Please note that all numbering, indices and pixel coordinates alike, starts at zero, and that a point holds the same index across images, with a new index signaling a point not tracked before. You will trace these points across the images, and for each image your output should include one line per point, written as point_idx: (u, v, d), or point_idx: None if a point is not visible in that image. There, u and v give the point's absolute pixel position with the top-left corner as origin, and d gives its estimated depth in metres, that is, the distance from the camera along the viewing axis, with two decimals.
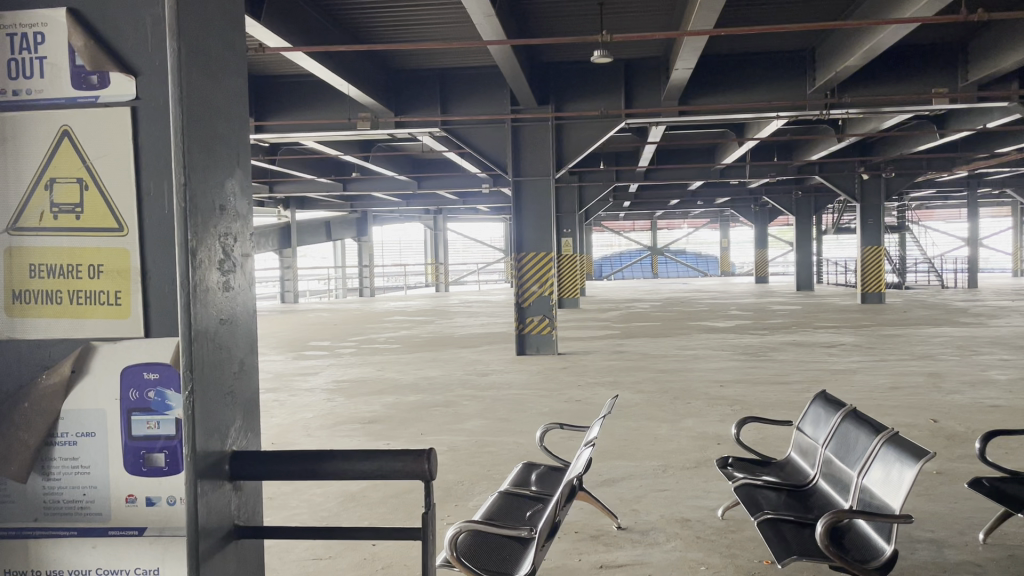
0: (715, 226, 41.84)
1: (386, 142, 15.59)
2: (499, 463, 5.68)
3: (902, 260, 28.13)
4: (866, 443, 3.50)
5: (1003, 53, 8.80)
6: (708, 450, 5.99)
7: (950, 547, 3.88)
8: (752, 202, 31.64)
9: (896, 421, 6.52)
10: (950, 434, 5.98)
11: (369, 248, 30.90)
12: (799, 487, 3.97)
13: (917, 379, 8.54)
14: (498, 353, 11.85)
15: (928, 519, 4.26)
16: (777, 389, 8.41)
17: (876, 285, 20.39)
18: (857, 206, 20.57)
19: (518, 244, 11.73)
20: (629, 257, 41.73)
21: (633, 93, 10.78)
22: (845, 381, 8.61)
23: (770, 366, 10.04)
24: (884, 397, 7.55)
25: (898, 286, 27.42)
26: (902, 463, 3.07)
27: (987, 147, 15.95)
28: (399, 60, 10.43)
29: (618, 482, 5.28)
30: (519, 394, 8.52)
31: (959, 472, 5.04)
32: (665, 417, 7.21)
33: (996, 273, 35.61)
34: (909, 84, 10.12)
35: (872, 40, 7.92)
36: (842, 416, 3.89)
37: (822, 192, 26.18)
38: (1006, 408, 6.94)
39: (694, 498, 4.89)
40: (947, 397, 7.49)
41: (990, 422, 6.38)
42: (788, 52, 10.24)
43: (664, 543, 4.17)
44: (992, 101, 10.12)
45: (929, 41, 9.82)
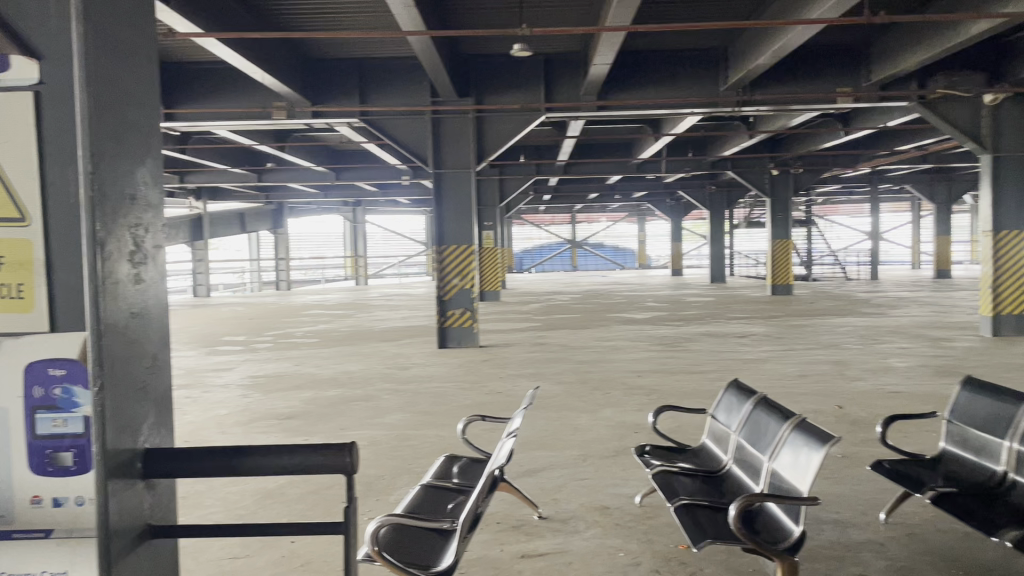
0: (632, 219, 42.55)
1: (302, 132, 15.30)
2: (420, 457, 5.67)
3: (809, 253, 29.23)
4: (775, 429, 3.65)
5: (902, 56, 9.22)
6: (626, 439, 6.13)
7: (855, 527, 4.06)
8: (668, 195, 32.29)
9: (805, 407, 6.80)
10: (855, 419, 6.27)
11: (285, 242, 30.21)
12: (712, 473, 4.11)
13: (824, 367, 8.90)
14: (418, 347, 11.81)
15: (832, 502, 4.45)
16: (691, 379, 8.63)
17: (785, 277, 21.16)
18: (767, 200, 21.24)
19: (439, 237, 11.70)
20: (549, 251, 42.14)
21: (554, 87, 10.86)
22: (756, 370, 8.90)
23: (685, 356, 10.29)
24: (793, 385, 7.86)
25: (805, 278, 28.47)
26: (809, 448, 3.21)
27: (888, 146, 16.69)
28: (318, 49, 10.26)
29: (537, 472, 5.33)
30: (441, 387, 8.51)
31: (862, 455, 5.29)
32: (584, 408, 7.31)
33: (896, 266, 37.42)
34: (813, 83, 10.48)
35: (780, 40, 8.22)
36: (753, 404, 4.05)
37: (734, 187, 26.92)
38: (906, 393, 7.30)
39: (613, 486, 4.99)
40: (853, 383, 7.85)
41: (891, 408, 6.71)
42: (700, 50, 10.51)
43: (583, 531, 4.25)
44: (893, 101, 10.54)
45: (835, 43, 10.19)
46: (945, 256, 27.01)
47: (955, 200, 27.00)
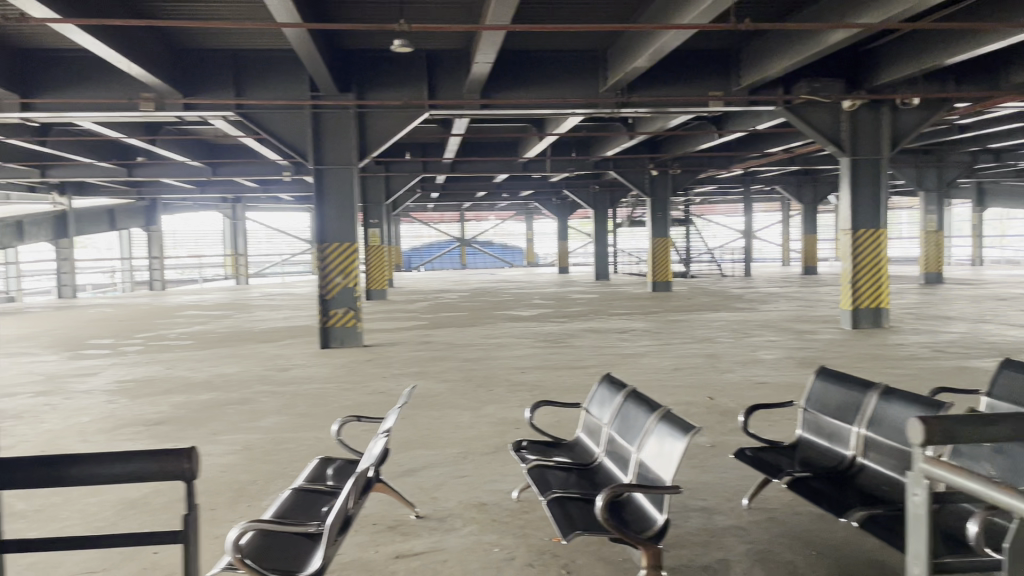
0: (520, 218, 42.87)
1: (174, 126, 14.63)
2: (296, 461, 5.53)
3: (687, 250, 30.29)
4: (643, 421, 3.75)
5: (769, 62, 9.64)
6: (506, 435, 6.17)
7: (719, 513, 4.23)
8: (554, 193, 32.71)
9: (678, 399, 7.03)
10: (724, 410, 6.53)
11: (159, 241, 28.81)
12: (586, 466, 4.18)
13: (697, 360, 9.25)
14: (299, 347, 11.52)
15: (700, 489, 4.62)
16: (572, 374, 8.78)
17: (665, 274, 21.85)
18: (648, 200, 21.86)
19: (320, 233, 11.45)
20: (438, 249, 41.97)
21: (437, 85, 10.81)
22: (634, 365, 9.13)
23: (567, 352, 10.46)
24: (667, 378, 8.12)
25: (684, 275, 29.50)
26: (672, 437, 3.32)
27: (758, 148, 17.47)
28: (189, 39, 9.82)
29: (416, 472, 5.28)
30: (320, 388, 8.33)
31: (728, 443, 5.51)
32: (466, 405, 7.30)
33: (768, 263, 39.33)
34: (688, 86, 10.81)
35: (656, 43, 8.44)
36: (623, 396, 4.15)
37: (617, 187, 27.56)
38: (771, 384, 7.66)
39: (491, 483, 5.01)
40: (724, 375, 8.19)
41: (757, 398, 7.03)
42: (580, 52, 10.70)
43: (459, 528, 4.25)
44: (761, 105, 11.02)
45: (708, 48, 10.57)
46: (811, 254, 28.55)
47: (820, 200, 28.55)
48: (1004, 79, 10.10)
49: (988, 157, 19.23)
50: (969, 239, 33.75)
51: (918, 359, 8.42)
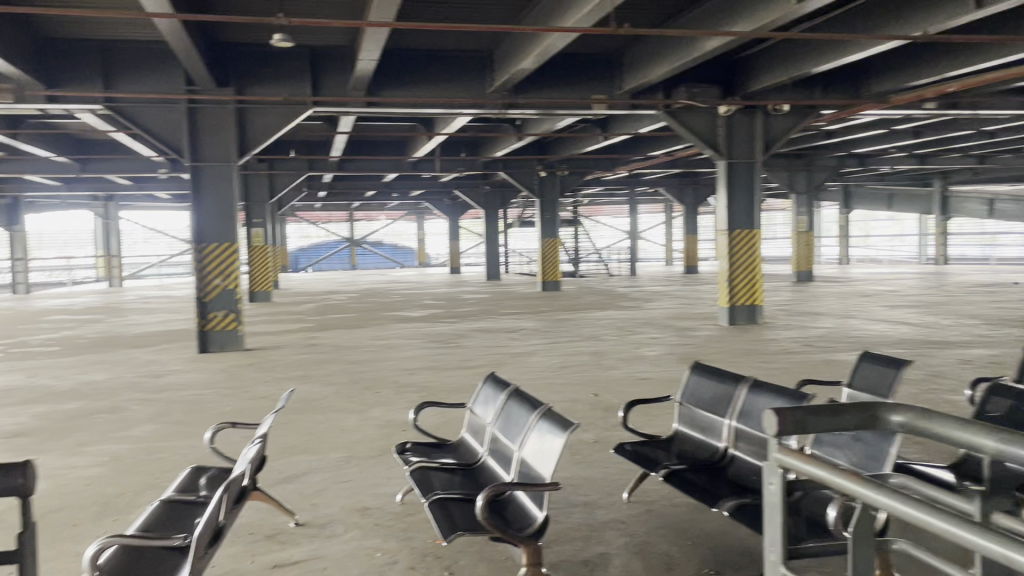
0: (411, 218, 42.52)
1: (37, 119, 13.72)
2: (170, 471, 5.28)
3: (576, 250, 30.81)
4: (524, 419, 3.77)
5: (649, 68, 9.91)
6: (391, 438, 6.09)
7: (600, 508, 4.31)
8: (445, 193, 32.61)
9: (564, 397, 7.13)
10: (607, 406, 6.67)
11: (23, 242, 26.99)
12: (469, 466, 4.17)
13: (583, 358, 9.41)
14: (176, 352, 11.05)
15: (582, 485, 4.68)
16: (459, 374, 8.77)
17: (554, 274, 22.16)
18: (537, 200, 22.10)
19: (198, 233, 11.00)
20: (326, 249, 41.16)
21: (321, 81, 10.54)
22: (521, 363, 9.21)
23: (456, 352, 10.44)
24: (553, 376, 8.22)
25: (573, 275, 30.01)
26: (552, 434, 3.34)
27: (642, 150, 17.95)
28: (52, 27, 9.24)
29: (296, 478, 5.14)
30: (198, 394, 8.00)
31: (610, 439, 5.62)
32: (351, 408, 7.18)
33: (653, 262, 40.50)
34: (572, 89, 10.98)
35: (542, 45, 8.51)
36: (507, 395, 4.15)
37: (507, 187, 27.74)
38: (653, 380, 7.88)
39: (375, 487, 4.93)
40: (608, 372, 8.36)
41: (639, 394, 7.22)
42: (466, 52, 10.71)
43: (341, 534, 4.16)
44: (642, 109, 11.33)
45: (592, 52, 10.78)
46: (693, 254, 29.59)
47: (701, 203, 29.60)
48: (865, 88, 10.75)
49: (853, 162, 20.44)
50: (836, 239, 35.80)
51: (789, 353, 8.85)
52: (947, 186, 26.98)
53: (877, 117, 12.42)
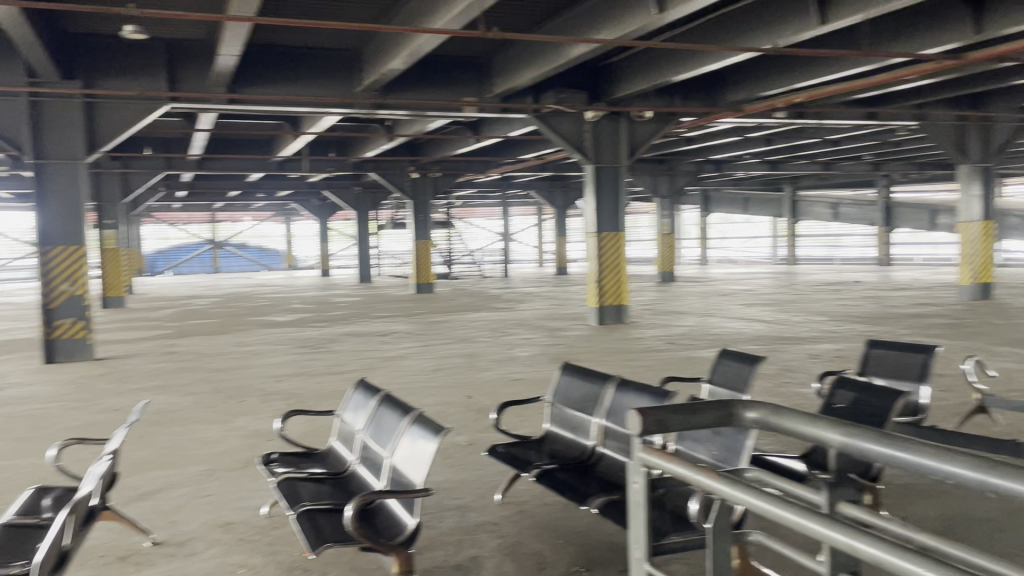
0: (279, 219, 41.22)
1: None
2: (8, 492, 4.87)
3: (448, 251, 30.77)
4: (395, 424, 3.70)
5: (518, 72, 10.00)
6: (257, 448, 5.87)
7: (473, 510, 4.30)
8: (314, 194, 31.81)
9: (437, 400, 7.09)
10: (479, 408, 6.68)
11: None
12: (338, 475, 4.06)
13: (456, 360, 9.40)
14: (16, 364, 10.24)
15: (454, 488, 4.66)
16: (329, 380, 8.56)
17: (427, 276, 22.04)
18: (409, 202, 21.93)
19: (43, 236, 10.27)
20: (187, 252, 39.34)
21: (177, 76, 10.00)
22: (393, 367, 9.10)
23: (325, 357, 10.19)
24: (426, 379, 8.16)
25: (446, 276, 29.97)
26: (422, 439, 3.30)
27: (512, 153, 18.13)
28: None
29: (153, 495, 4.86)
30: (42, 408, 7.44)
31: (483, 441, 5.64)
32: (213, 418, 6.87)
33: (525, 264, 41.03)
34: (442, 91, 10.93)
35: (412, 44, 8.40)
36: (378, 401, 4.06)
37: (378, 188, 27.36)
38: (525, 380, 7.97)
39: (239, 500, 4.73)
40: (481, 374, 8.39)
41: (511, 395, 7.28)
42: (335, 49, 10.48)
43: (202, 552, 3.96)
44: (511, 112, 11.42)
45: (462, 54, 10.77)
46: (563, 256, 30.17)
47: (570, 205, 30.21)
48: (721, 97, 11.27)
49: (711, 167, 21.45)
50: (696, 241, 37.44)
51: (654, 351, 9.17)
52: (795, 191, 28.74)
53: (732, 125, 13.05)
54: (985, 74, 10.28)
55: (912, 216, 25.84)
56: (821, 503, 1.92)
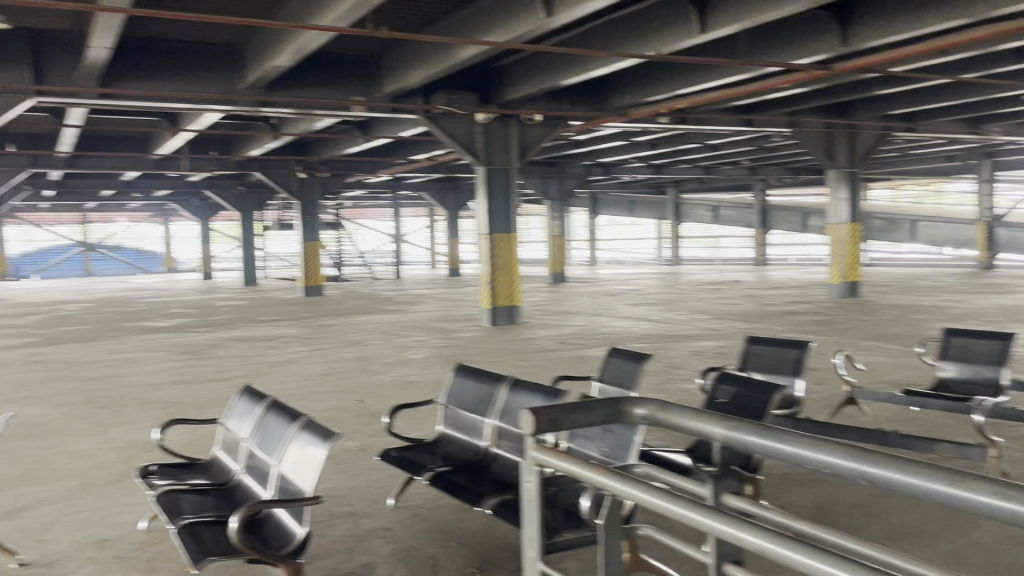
0: (157, 220, 39.41)
1: None
2: None
3: (338, 253, 30.22)
4: (283, 431, 3.59)
5: (407, 72, 9.91)
6: (134, 460, 5.58)
7: (365, 516, 4.23)
8: (195, 194, 30.59)
9: (327, 405, 6.94)
10: (371, 412, 6.58)
11: None
12: (223, 486, 3.90)
13: (347, 364, 9.23)
14: None
15: (345, 495, 4.57)
16: (213, 387, 8.23)
17: (316, 278, 21.57)
18: (296, 203, 21.42)
19: None
20: (55, 254, 37.09)
21: (43, 69, 9.40)
22: (280, 373, 8.85)
23: (209, 363, 9.80)
24: (316, 384, 7.98)
25: (335, 278, 29.42)
26: (312, 445, 3.22)
27: (403, 153, 17.96)
28: None
29: (18, 513, 4.55)
30: None
31: (375, 445, 5.55)
32: (85, 430, 6.48)
33: (417, 265, 40.78)
34: (330, 89, 10.69)
35: (297, 41, 8.20)
36: (264, 407, 3.93)
37: (263, 188, 26.57)
38: (417, 383, 7.90)
39: (114, 515, 4.49)
40: (373, 377, 8.26)
41: (403, 398, 7.20)
42: (217, 45, 10.12)
43: (74, 572, 3.73)
44: (401, 112, 11.30)
45: (349, 52, 10.58)
46: (455, 257, 30.13)
47: (462, 206, 30.21)
48: (607, 101, 11.51)
49: (599, 170, 21.90)
50: (585, 242, 38.17)
51: (546, 351, 9.28)
52: (679, 195, 29.73)
53: (618, 129, 13.36)
54: (850, 86, 10.92)
55: (786, 218, 27.15)
56: (707, 493, 1.98)
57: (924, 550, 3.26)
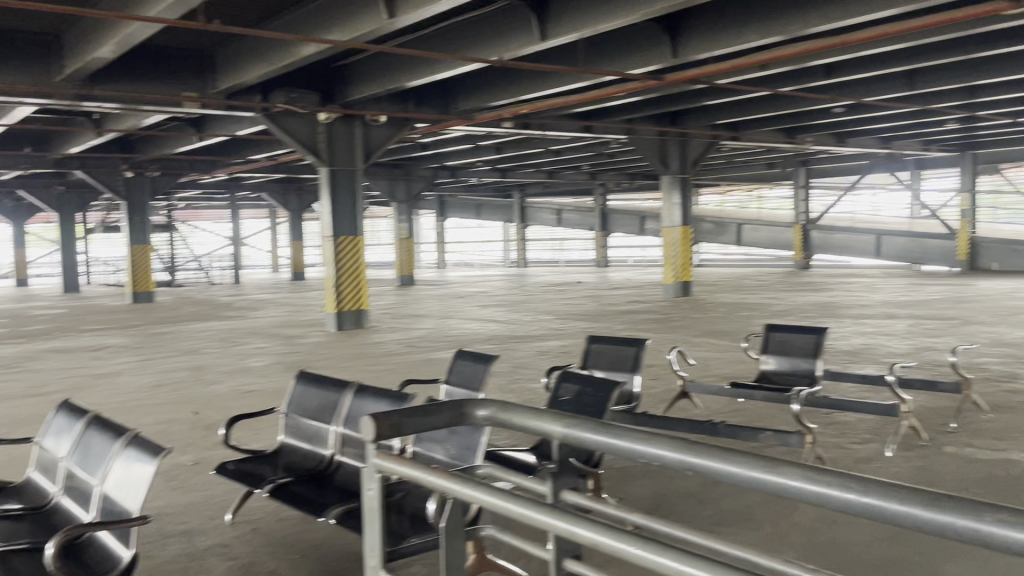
0: None
1: None
2: None
3: (170, 257, 28.55)
4: (107, 447, 3.33)
5: (243, 68, 9.53)
6: None
7: (200, 534, 4.02)
8: (5, 194, 27.96)
9: (158, 418, 6.54)
10: (208, 424, 6.26)
11: None
12: (38, 510, 3.59)
13: (180, 374, 8.74)
14: None
15: (178, 513, 4.32)
16: (28, 403, 7.55)
17: (146, 283, 20.27)
18: (123, 203, 20.08)
19: None
20: None
21: None
22: (106, 385, 8.25)
23: (23, 377, 8.99)
24: (147, 396, 7.50)
25: (168, 284, 27.80)
26: (138, 461, 3.01)
27: (240, 153, 17.22)
28: None
29: None
30: None
31: (212, 458, 5.29)
32: None
33: (258, 270, 39.22)
34: (161, 84, 10.06)
35: (122, 32, 7.68)
36: (85, 423, 3.63)
37: (85, 187, 24.68)
38: (258, 392, 7.59)
39: None
40: (210, 387, 7.86)
41: (243, 408, 6.90)
42: (29, 32, 9.31)
43: None
44: (238, 110, 10.85)
45: (180, 46, 10.03)
46: (299, 261, 29.22)
47: (305, 208, 29.32)
48: (452, 105, 11.53)
49: (446, 173, 21.90)
50: (433, 245, 38.13)
51: (393, 355, 9.17)
52: (524, 198, 30.23)
53: (462, 133, 13.42)
54: (681, 95, 11.50)
55: (624, 221, 28.19)
56: (547, 493, 2.00)
57: (751, 533, 3.49)
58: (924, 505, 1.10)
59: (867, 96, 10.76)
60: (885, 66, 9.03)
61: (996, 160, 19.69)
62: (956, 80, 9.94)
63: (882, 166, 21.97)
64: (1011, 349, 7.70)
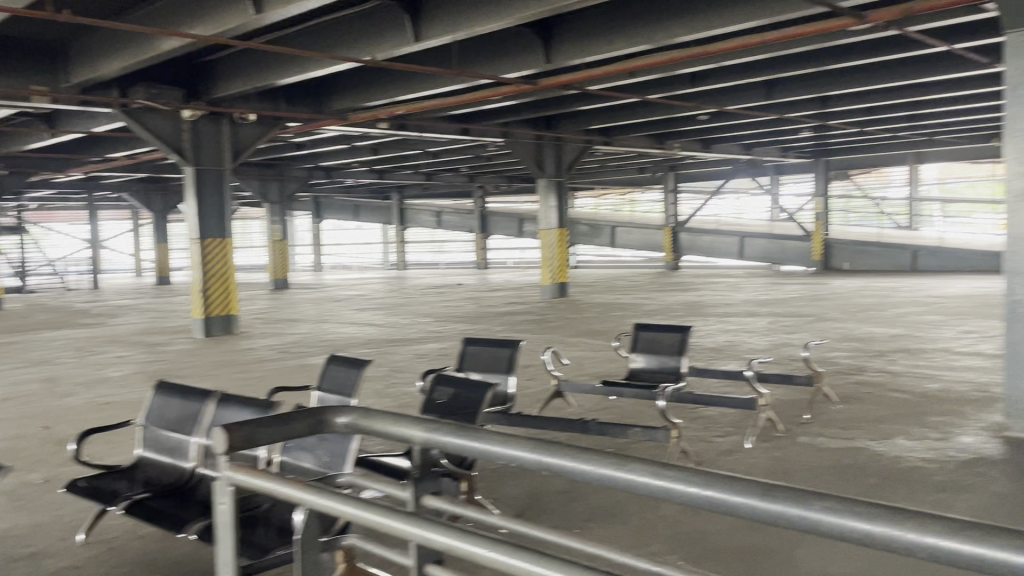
0: None
1: None
2: None
3: (21, 261, 26.63)
4: None
5: (99, 61, 9.01)
6: None
7: (49, 556, 3.76)
8: None
9: (3, 435, 6.07)
10: (59, 439, 5.87)
11: None
12: None
13: (29, 387, 8.16)
14: None
15: (24, 535, 4.03)
16: None
17: None
18: None
19: None
20: None
21: None
22: None
23: None
24: None
25: (19, 290, 25.93)
26: None
27: (98, 151, 16.26)
28: None
29: None
30: None
31: (63, 476, 4.96)
32: None
33: (119, 274, 37.15)
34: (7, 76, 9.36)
35: None
36: None
37: None
38: (117, 403, 7.19)
39: None
40: (62, 400, 7.38)
41: (99, 421, 6.52)
42: None
43: None
44: (94, 106, 10.26)
45: (29, 36, 9.37)
46: (165, 264, 27.89)
47: (171, 209, 28.02)
48: (326, 105, 11.27)
49: (321, 174, 21.43)
50: (309, 247, 37.26)
51: (265, 361, 8.89)
52: (402, 200, 29.99)
53: (336, 133, 13.17)
54: (555, 100, 11.70)
55: (502, 224, 28.42)
56: (409, 500, 1.93)
57: (618, 526, 3.58)
58: (759, 495, 1.16)
59: (729, 104, 11.29)
60: (745, 76, 9.50)
61: (845, 167, 21.10)
62: (809, 92, 10.58)
63: (745, 172, 23.13)
64: (857, 343, 8.26)
